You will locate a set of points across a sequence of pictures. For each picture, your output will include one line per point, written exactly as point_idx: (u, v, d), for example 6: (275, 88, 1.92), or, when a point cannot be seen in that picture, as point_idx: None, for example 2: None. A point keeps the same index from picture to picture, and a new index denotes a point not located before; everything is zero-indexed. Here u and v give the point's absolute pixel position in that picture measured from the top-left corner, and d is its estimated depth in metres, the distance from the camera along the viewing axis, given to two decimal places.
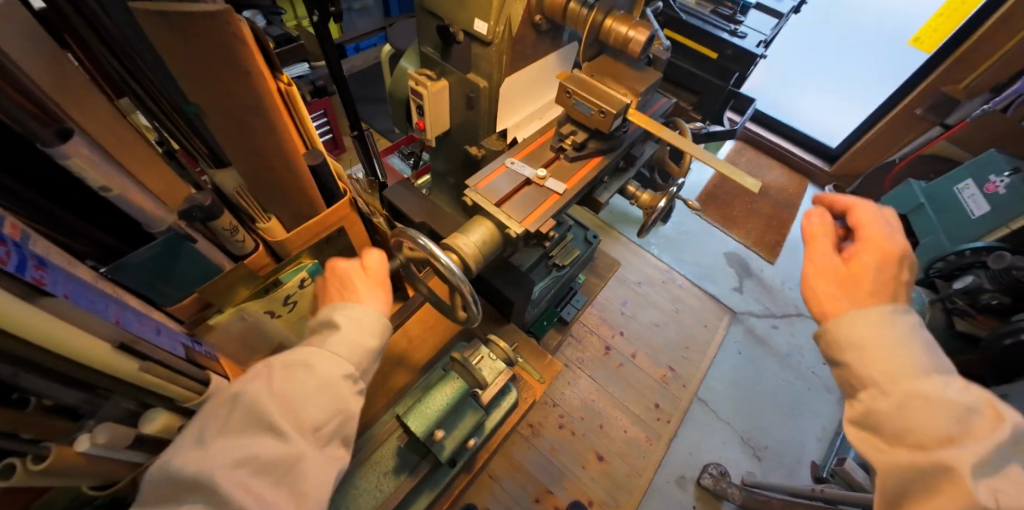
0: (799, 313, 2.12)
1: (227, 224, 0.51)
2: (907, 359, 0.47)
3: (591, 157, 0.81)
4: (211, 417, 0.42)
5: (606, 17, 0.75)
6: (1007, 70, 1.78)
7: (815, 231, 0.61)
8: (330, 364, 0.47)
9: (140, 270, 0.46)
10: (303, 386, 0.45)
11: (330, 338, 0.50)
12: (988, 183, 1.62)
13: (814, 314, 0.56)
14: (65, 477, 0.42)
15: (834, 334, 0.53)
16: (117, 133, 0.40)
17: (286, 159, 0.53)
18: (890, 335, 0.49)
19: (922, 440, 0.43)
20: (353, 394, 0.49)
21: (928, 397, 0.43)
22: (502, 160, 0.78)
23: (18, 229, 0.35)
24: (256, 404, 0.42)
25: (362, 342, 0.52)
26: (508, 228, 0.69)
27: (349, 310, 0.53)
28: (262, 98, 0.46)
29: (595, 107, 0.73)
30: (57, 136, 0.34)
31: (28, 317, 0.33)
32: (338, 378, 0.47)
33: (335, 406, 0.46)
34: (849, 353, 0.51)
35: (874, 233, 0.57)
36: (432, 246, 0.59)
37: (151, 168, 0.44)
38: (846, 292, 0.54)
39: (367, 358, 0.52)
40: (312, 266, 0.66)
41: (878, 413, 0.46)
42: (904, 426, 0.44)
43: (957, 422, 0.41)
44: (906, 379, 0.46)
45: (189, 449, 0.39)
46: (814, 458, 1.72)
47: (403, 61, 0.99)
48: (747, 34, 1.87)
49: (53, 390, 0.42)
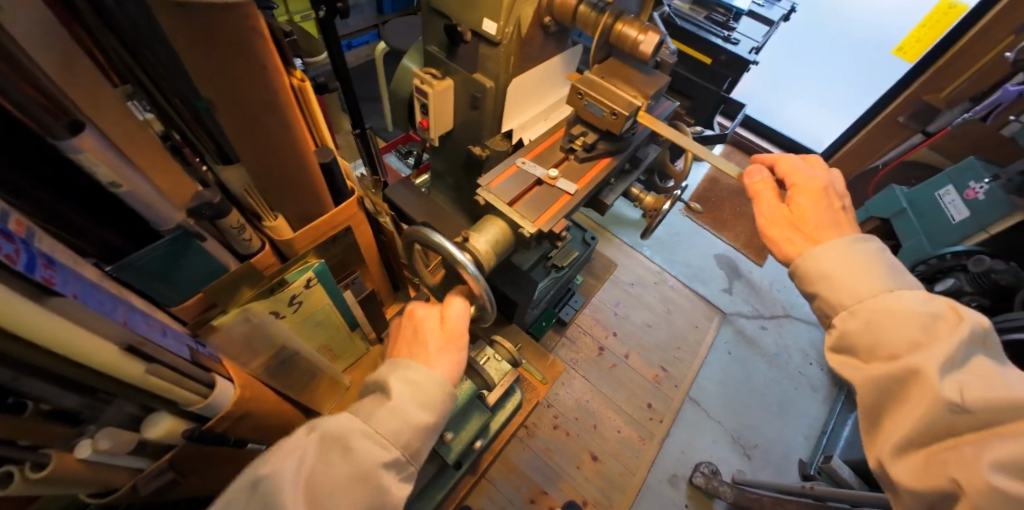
0: (786, 314, 2.16)
1: (235, 222, 0.50)
2: (866, 277, 0.58)
3: (600, 158, 0.82)
4: (235, 500, 0.44)
5: (616, 21, 0.75)
6: (985, 81, 1.83)
7: (759, 188, 0.73)
8: (370, 446, 0.49)
9: (145, 269, 0.45)
10: (335, 476, 0.47)
11: (380, 409, 0.52)
12: (968, 189, 1.68)
13: (782, 261, 0.68)
14: (60, 485, 0.40)
15: (803, 271, 0.63)
16: (128, 129, 0.39)
17: (297, 156, 0.52)
18: (846, 262, 0.59)
19: (895, 350, 0.52)
20: (391, 481, 0.50)
21: (894, 310, 0.54)
22: (513, 160, 0.79)
23: (24, 226, 0.33)
24: (274, 489, 0.43)
25: (404, 414, 0.52)
26: (521, 227, 0.69)
27: (409, 376, 0.55)
28: (278, 94, 0.45)
29: (607, 108, 0.74)
30: (68, 130, 0.33)
31: (32, 317, 0.31)
32: (375, 466, 0.49)
33: (369, 497, 0.48)
34: (818, 284, 0.61)
35: (804, 175, 0.70)
36: (448, 246, 0.59)
37: (159, 163, 0.42)
38: (799, 234, 0.66)
39: (410, 434, 0.53)
40: (319, 266, 0.63)
41: (851, 334, 0.56)
42: (876, 342, 0.54)
43: (921, 328, 0.52)
44: (870, 297, 0.56)
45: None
46: (802, 455, 1.76)
47: (405, 60, 0.99)
48: (740, 40, 1.91)
49: (52, 395, 0.40)
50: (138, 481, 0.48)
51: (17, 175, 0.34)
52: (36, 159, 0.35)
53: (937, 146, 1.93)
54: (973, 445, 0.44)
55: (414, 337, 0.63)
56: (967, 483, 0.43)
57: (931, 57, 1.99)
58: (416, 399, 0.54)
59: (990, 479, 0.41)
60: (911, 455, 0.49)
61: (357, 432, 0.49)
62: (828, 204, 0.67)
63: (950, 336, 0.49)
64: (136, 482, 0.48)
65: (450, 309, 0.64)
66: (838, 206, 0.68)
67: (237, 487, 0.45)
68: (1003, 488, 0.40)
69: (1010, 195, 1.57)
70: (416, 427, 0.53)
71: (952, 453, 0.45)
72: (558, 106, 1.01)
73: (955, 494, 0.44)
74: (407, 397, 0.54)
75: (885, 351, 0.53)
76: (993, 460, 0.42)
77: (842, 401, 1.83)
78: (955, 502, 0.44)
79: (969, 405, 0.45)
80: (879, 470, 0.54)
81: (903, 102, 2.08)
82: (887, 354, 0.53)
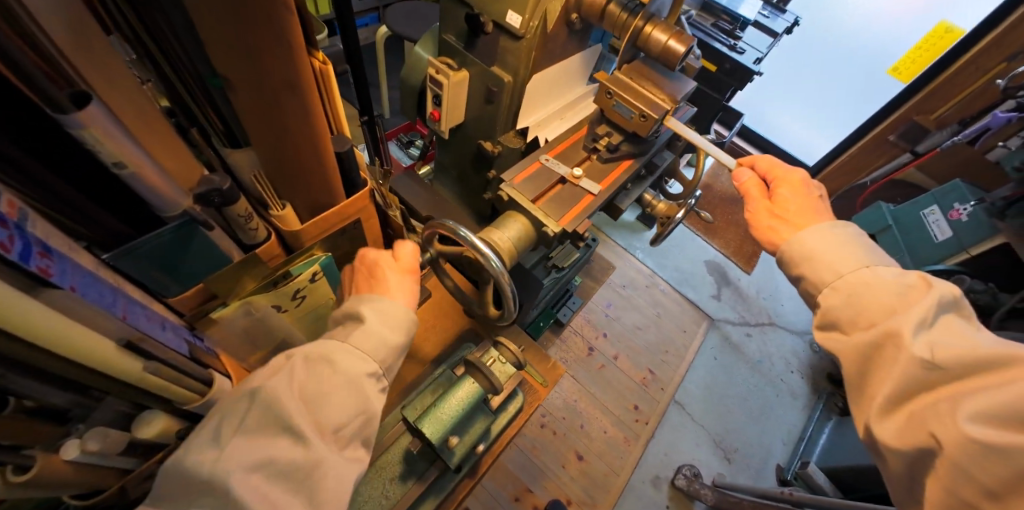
0: (771, 323, 2.20)
1: (243, 211, 0.46)
2: (844, 253, 0.57)
3: (622, 160, 0.83)
4: (230, 410, 0.42)
5: (646, 23, 0.74)
6: (975, 106, 1.87)
7: (747, 186, 0.72)
8: (355, 359, 0.47)
9: (146, 259, 0.41)
10: (325, 385, 0.45)
11: (354, 333, 0.50)
12: (953, 210, 1.74)
13: (767, 249, 0.67)
14: (48, 489, 0.38)
15: (788, 255, 0.63)
16: (135, 105, 0.37)
17: (314, 142, 0.49)
18: (827, 242, 0.59)
19: (873, 317, 0.52)
20: (375, 390, 0.49)
21: (871, 284, 0.54)
22: (536, 156, 0.79)
23: (15, 208, 0.30)
24: (274, 401, 0.41)
25: (382, 335, 0.51)
26: (545, 226, 0.69)
27: (376, 306, 0.53)
28: (301, 77, 0.42)
29: (636, 110, 0.75)
30: (72, 102, 0.30)
31: (32, 318, 0.29)
32: (361, 375, 0.47)
33: (358, 405, 0.46)
34: (802, 266, 0.61)
35: (781, 167, 0.71)
36: (473, 239, 0.58)
37: (165, 145, 0.39)
38: (780, 221, 0.66)
39: (389, 353, 0.51)
40: (325, 259, 0.58)
41: (834, 309, 0.56)
42: (858, 312, 0.54)
43: (895, 297, 0.52)
44: (849, 271, 0.56)
45: (207, 445, 0.40)
46: (780, 460, 1.81)
47: (418, 48, 0.95)
48: (746, 50, 1.91)
49: (44, 392, 0.37)
50: (128, 482, 0.45)
51: (12, 147, 0.30)
52: (34, 130, 0.32)
53: (924, 166, 2.00)
54: (947, 399, 0.44)
55: (367, 273, 0.58)
56: (943, 434, 0.43)
57: (922, 82, 2.02)
58: (389, 323, 0.52)
59: (966, 430, 0.41)
60: (894, 414, 0.49)
61: (340, 347, 0.48)
62: (808, 192, 0.67)
63: (920, 302, 0.49)
64: (126, 482, 0.45)
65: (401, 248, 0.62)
66: (816, 195, 0.68)
67: (230, 399, 0.43)
68: (976, 437, 0.40)
69: (991, 219, 1.60)
70: (393, 348, 0.52)
71: (930, 409, 0.45)
72: (573, 106, 0.98)
73: (936, 450, 0.44)
74: (379, 322, 0.52)
75: (864, 321, 0.53)
76: (966, 410, 0.42)
77: (820, 409, 1.90)
78: (936, 457, 0.44)
79: (940, 362, 0.45)
80: (867, 435, 0.53)
81: (896, 120, 2.11)
82: (866, 322, 0.53)
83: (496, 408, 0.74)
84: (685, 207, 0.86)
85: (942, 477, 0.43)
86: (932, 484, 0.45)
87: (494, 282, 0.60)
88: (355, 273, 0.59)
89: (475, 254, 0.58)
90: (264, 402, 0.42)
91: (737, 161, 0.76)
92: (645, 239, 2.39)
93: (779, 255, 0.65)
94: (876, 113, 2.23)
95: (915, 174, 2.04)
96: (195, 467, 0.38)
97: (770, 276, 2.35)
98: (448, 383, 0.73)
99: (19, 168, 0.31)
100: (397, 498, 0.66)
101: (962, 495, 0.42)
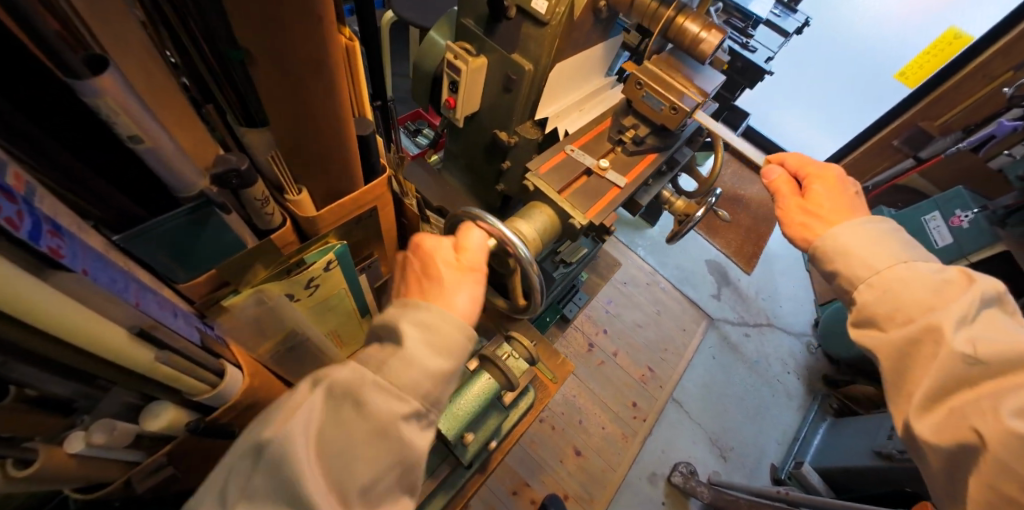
0: (769, 323, 2.21)
1: (260, 194, 0.44)
2: (880, 249, 0.57)
3: (647, 153, 0.85)
4: (240, 461, 0.36)
5: (677, 14, 0.73)
6: (978, 114, 1.85)
7: (778, 183, 0.71)
8: (387, 401, 0.40)
9: (157, 243, 0.38)
10: (350, 435, 0.39)
11: (391, 359, 0.43)
12: (955, 216, 1.73)
13: (800, 246, 0.65)
14: (49, 484, 0.36)
15: (821, 251, 0.61)
16: (152, 74, 0.34)
17: (337, 124, 0.46)
18: (862, 237, 0.58)
19: (911, 312, 0.52)
20: (412, 434, 0.42)
21: (909, 280, 0.53)
22: (562, 147, 0.81)
23: (23, 181, 0.27)
24: (287, 458, 0.35)
25: (422, 364, 0.43)
26: (572, 218, 0.70)
27: (422, 317, 0.46)
28: (330, 52, 0.39)
29: (668, 102, 0.74)
30: (87, 67, 0.27)
31: (31, 298, 0.26)
32: (394, 420, 0.40)
33: (390, 456, 0.40)
34: (836, 261, 0.59)
35: (812, 162, 0.69)
36: (499, 226, 0.58)
37: (182, 120, 0.37)
38: (813, 217, 0.64)
39: (432, 384, 0.44)
40: (341, 247, 0.56)
41: (869, 304, 0.55)
42: (894, 308, 0.53)
43: (932, 292, 0.52)
44: (885, 267, 0.55)
45: (213, 502, 0.35)
46: (774, 460, 1.82)
47: (434, 32, 0.92)
48: (758, 48, 1.89)
49: (42, 380, 0.34)
50: (132, 475, 0.43)
51: (20, 118, 0.27)
52: (49, 101, 0.29)
53: (926, 173, 2.00)
54: (989, 396, 0.44)
55: (423, 274, 0.53)
56: (987, 430, 0.43)
57: (928, 86, 2.00)
58: (431, 344, 0.45)
59: (1009, 424, 0.41)
60: (933, 410, 0.48)
61: (371, 384, 0.40)
62: (843, 189, 0.65)
63: (960, 297, 0.50)
64: (130, 476, 0.43)
65: (465, 242, 0.56)
66: (852, 192, 0.66)
67: (243, 444, 0.37)
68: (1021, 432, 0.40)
69: (993, 226, 1.59)
70: (436, 377, 0.44)
71: (973, 406, 0.45)
72: (592, 98, 0.96)
73: (979, 447, 0.43)
74: (421, 343, 0.45)
75: (901, 316, 0.53)
76: (1010, 406, 0.42)
77: (816, 411, 1.91)
78: (979, 454, 0.44)
79: (982, 357, 0.45)
80: (904, 431, 0.52)
81: (901, 125, 2.11)
82: (904, 318, 0.52)
83: (509, 404, 0.73)
84: (706, 205, 0.84)
85: (985, 474, 0.43)
86: (974, 482, 0.44)
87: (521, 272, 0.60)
88: (411, 270, 0.55)
89: (502, 244, 0.57)
90: (271, 465, 0.35)
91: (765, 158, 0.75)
92: (647, 236, 2.38)
93: (812, 251, 0.63)
94: (878, 120, 2.26)
95: (918, 181, 2.01)
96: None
97: (770, 278, 2.36)
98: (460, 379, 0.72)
99: (33, 144, 0.29)
100: None
101: (1005, 491, 0.42)
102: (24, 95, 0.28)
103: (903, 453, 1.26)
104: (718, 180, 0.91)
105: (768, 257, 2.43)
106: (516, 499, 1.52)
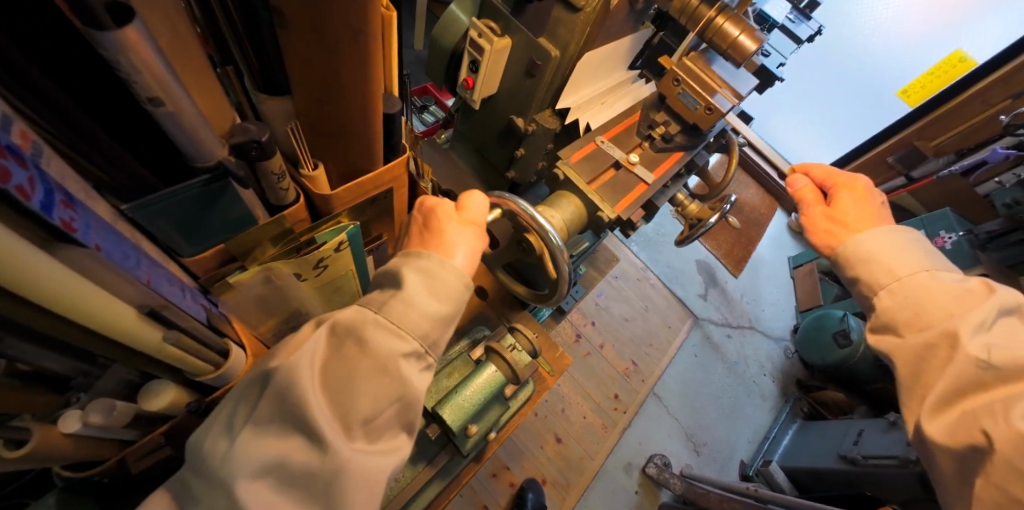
0: (751, 326, 2.26)
1: (278, 167, 0.40)
2: (903, 258, 0.58)
3: (673, 151, 0.87)
4: (245, 398, 0.38)
5: (719, 14, 0.74)
6: (967, 141, 1.88)
7: (803, 194, 0.71)
8: (386, 337, 0.41)
9: (162, 216, 0.35)
10: (353, 367, 0.39)
11: (391, 300, 0.44)
12: (939, 237, 1.75)
13: (822, 253, 0.66)
14: (42, 463, 0.34)
15: (844, 257, 0.62)
16: (176, 27, 0.31)
17: (367, 101, 0.43)
18: (885, 244, 0.59)
19: (931, 318, 0.53)
20: (413, 371, 0.43)
21: (932, 288, 0.54)
22: (593, 138, 0.82)
23: (29, 140, 0.25)
24: (289, 386, 0.36)
25: (421, 305, 0.45)
26: (601, 210, 0.74)
27: (423, 266, 0.48)
28: (372, 23, 0.36)
29: (704, 103, 0.78)
30: (112, 16, 0.24)
31: (50, 284, 0.25)
32: (393, 356, 0.41)
33: (392, 391, 0.40)
34: (858, 267, 0.60)
35: (840, 173, 0.69)
36: (533, 212, 0.62)
37: (202, 83, 0.34)
38: (838, 225, 0.65)
39: (432, 327, 0.45)
40: (353, 228, 0.52)
41: (889, 310, 0.57)
42: (914, 314, 0.55)
43: (954, 300, 0.53)
44: (908, 275, 0.57)
45: (219, 433, 0.37)
46: (743, 457, 1.89)
47: (455, 5, 0.86)
48: (771, 53, 1.70)
49: (32, 356, 0.32)
50: (126, 455, 0.41)
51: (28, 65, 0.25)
52: (95, 81, 0.29)
53: (915, 192, 2.06)
54: (1001, 399, 0.46)
55: (426, 224, 0.54)
56: (997, 432, 0.45)
57: (928, 107, 2.01)
58: (433, 291, 0.47)
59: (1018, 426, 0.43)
60: (947, 412, 0.50)
61: (371, 321, 0.42)
62: (871, 199, 0.65)
63: (981, 305, 0.51)
64: (124, 456, 0.41)
65: (468, 204, 0.58)
66: (878, 202, 0.66)
67: (245, 382, 0.39)
68: None
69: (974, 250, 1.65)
70: (438, 319, 0.46)
71: (984, 408, 0.47)
72: (615, 90, 0.93)
73: (987, 449, 0.45)
74: (422, 288, 0.46)
75: (921, 322, 0.54)
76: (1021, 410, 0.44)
77: (787, 412, 1.99)
78: (987, 456, 0.46)
79: (996, 363, 0.47)
80: (914, 431, 0.54)
81: (896, 143, 2.13)
82: (923, 323, 0.54)
83: (509, 396, 0.74)
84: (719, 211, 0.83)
85: (990, 478, 0.45)
86: (982, 482, 0.46)
87: (551, 259, 0.63)
88: (414, 223, 0.55)
89: (534, 228, 0.61)
90: (274, 392, 0.36)
91: (789, 168, 0.74)
92: (640, 232, 2.39)
93: (833, 257, 0.64)
94: (877, 135, 2.27)
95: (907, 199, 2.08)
96: (211, 458, 0.35)
97: (755, 283, 2.39)
98: (464, 367, 0.73)
99: (65, 118, 0.28)
100: (406, 483, 0.64)
101: (1011, 491, 0.43)
102: (71, 78, 0.28)
103: (868, 458, 1.32)
104: (732, 182, 0.88)
105: (756, 262, 2.46)
106: (495, 481, 1.55)
